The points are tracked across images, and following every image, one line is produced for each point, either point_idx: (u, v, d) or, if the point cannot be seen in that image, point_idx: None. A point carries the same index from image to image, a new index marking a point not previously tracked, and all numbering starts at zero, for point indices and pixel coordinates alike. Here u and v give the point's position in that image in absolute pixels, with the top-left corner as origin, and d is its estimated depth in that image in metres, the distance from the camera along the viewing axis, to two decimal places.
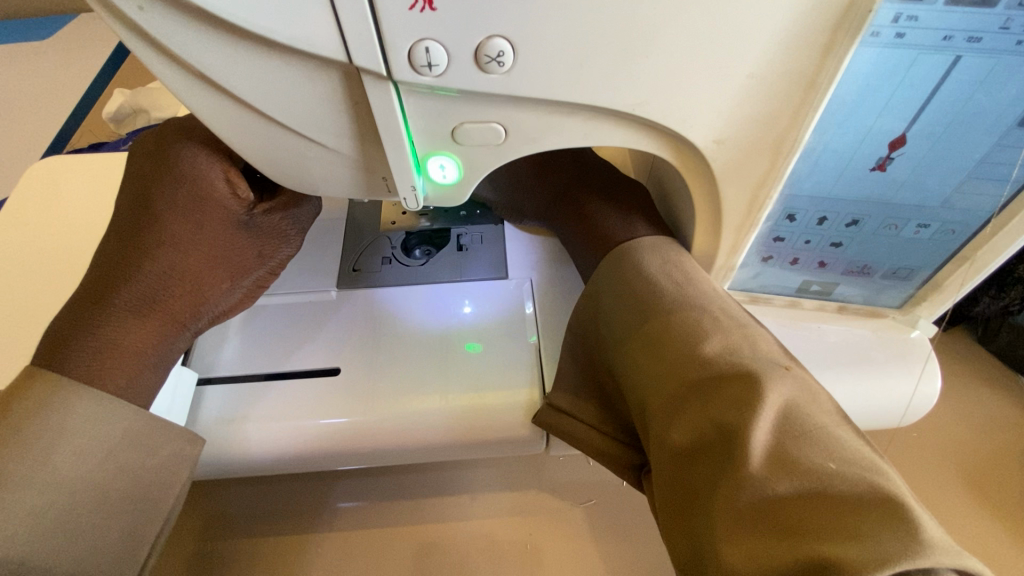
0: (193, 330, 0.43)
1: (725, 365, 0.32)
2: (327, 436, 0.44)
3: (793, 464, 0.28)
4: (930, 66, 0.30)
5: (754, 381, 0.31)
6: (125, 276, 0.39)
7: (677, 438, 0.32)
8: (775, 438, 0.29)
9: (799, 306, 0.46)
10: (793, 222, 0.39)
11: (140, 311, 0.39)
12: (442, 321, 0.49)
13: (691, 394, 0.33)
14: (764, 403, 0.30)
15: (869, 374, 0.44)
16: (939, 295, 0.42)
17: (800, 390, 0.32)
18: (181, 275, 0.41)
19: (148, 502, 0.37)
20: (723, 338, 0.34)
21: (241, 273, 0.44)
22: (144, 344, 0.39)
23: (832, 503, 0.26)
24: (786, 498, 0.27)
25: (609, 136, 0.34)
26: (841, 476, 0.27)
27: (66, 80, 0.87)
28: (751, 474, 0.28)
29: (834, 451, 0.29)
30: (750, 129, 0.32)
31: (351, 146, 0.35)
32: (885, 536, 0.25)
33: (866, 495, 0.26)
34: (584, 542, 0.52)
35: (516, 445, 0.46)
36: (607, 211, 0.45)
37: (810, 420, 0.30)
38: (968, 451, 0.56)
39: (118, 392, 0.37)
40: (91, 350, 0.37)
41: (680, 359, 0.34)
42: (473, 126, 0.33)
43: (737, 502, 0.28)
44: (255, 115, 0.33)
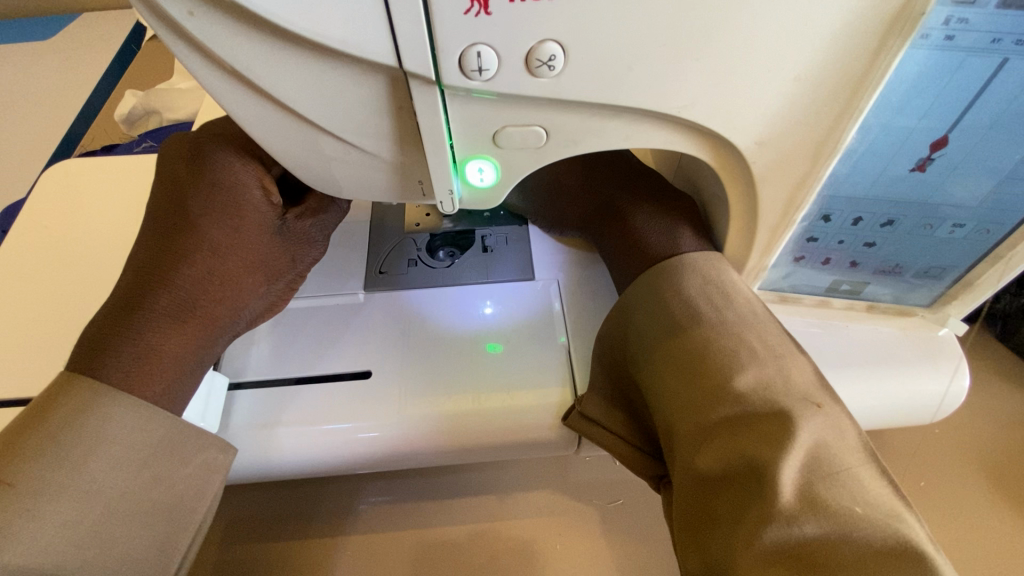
0: (230, 334, 0.42)
1: (757, 402, 0.33)
2: (341, 441, 0.43)
3: (819, 506, 0.29)
4: (977, 69, 0.30)
5: (788, 420, 0.31)
6: (162, 283, 0.38)
7: (704, 466, 0.32)
8: (804, 478, 0.30)
9: (829, 305, 0.47)
10: (829, 223, 0.39)
11: (178, 318, 0.38)
12: (471, 325, 0.49)
13: (721, 425, 0.33)
14: (796, 443, 0.30)
15: (899, 373, 0.44)
16: (970, 294, 0.42)
17: (831, 428, 0.32)
18: (217, 281, 0.40)
19: (180, 512, 0.36)
20: (759, 369, 0.34)
21: (271, 279, 0.44)
22: (182, 351, 0.38)
23: (854, 549, 0.27)
24: (810, 540, 0.28)
25: (650, 139, 0.34)
26: (865, 521, 0.28)
27: (76, 81, 0.86)
28: (779, 513, 0.28)
29: (859, 494, 0.29)
30: (793, 131, 0.32)
31: (390, 150, 0.35)
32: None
33: (886, 543, 0.27)
34: (613, 542, 0.52)
35: (548, 446, 0.46)
36: (652, 224, 0.44)
37: (837, 460, 0.31)
38: (991, 447, 0.56)
39: (154, 401, 0.36)
40: (128, 359, 0.36)
41: (713, 388, 0.34)
42: (516, 130, 0.32)
43: (762, 538, 0.28)
44: (296, 120, 0.33)
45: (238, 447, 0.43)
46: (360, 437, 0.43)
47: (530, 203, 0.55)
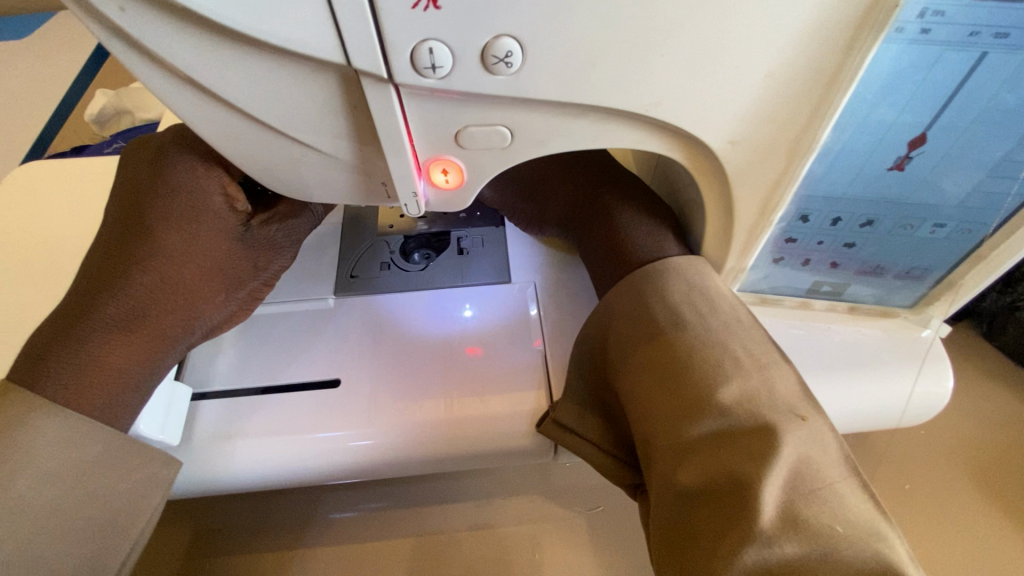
0: (185, 345, 0.41)
1: (742, 415, 0.31)
2: (321, 452, 0.42)
3: (801, 526, 0.27)
4: (955, 63, 0.28)
5: (771, 434, 0.30)
6: (115, 291, 0.37)
7: (685, 480, 0.31)
8: (787, 496, 0.28)
9: (810, 307, 0.45)
10: (807, 223, 0.38)
11: (127, 329, 0.37)
12: (445, 330, 0.48)
13: (704, 439, 0.31)
14: (781, 460, 0.29)
15: (880, 376, 0.43)
16: (952, 295, 0.41)
17: (816, 444, 0.31)
18: (171, 290, 0.39)
19: (116, 529, 0.34)
20: (743, 380, 0.33)
21: (233, 289, 0.42)
22: (130, 364, 0.37)
23: (837, 572, 0.26)
24: (791, 560, 0.26)
25: (619, 138, 0.32)
26: (847, 542, 0.27)
27: (48, 80, 0.84)
28: (759, 531, 0.27)
29: (841, 512, 0.28)
30: (766, 129, 0.31)
31: (349, 151, 0.33)
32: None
33: (870, 567, 0.26)
34: (594, 550, 0.51)
35: (523, 454, 0.45)
36: (638, 226, 0.43)
37: (821, 477, 0.29)
38: (977, 448, 0.55)
39: (96, 416, 0.36)
40: (71, 371, 0.35)
41: (694, 398, 0.33)
42: (478, 130, 0.31)
43: (741, 557, 0.27)
44: (246, 120, 0.31)
45: (201, 460, 0.42)
46: (353, 445, 0.42)
47: (505, 197, 0.52)
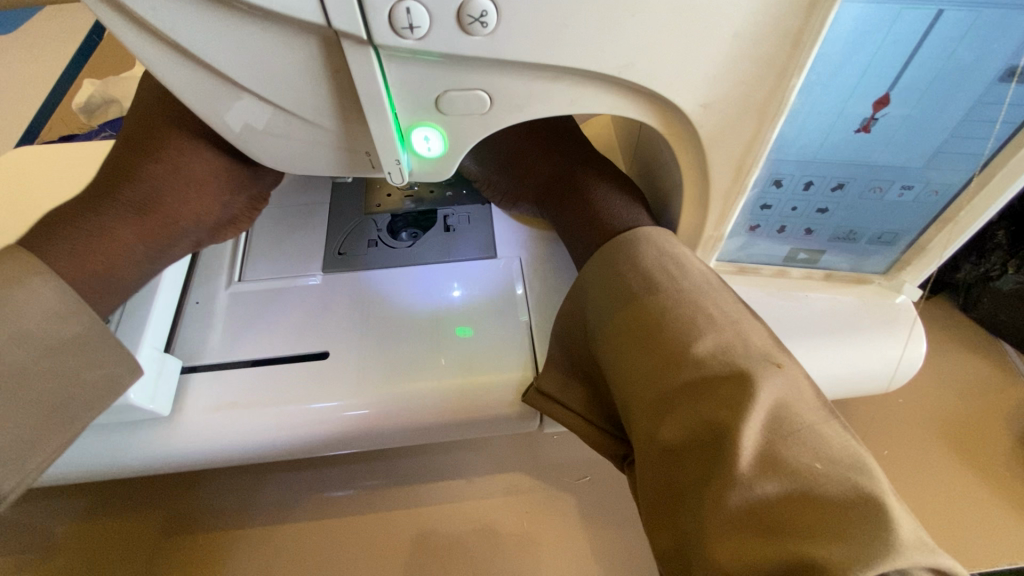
0: (191, 239, 0.42)
1: (718, 366, 0.32)
2: (314, 420, 0.43)
3: (780, 465, 0.29)
4: (913, 21, 0.30)
5: (745, 381, 0.31)
6: (130, 176, 0.39)
7: (668, 435, 0.32)
8: (764, 439, 0.30)
9: (787, 276, 0.47)
10: (781, 188, 0.39)
11: (137, 210, 0.39)
12: (431, 304, 0.49)
13: (683, 392, 0.33)
14: (756, 404, 0.30)
15: (856, 340, 0.45)
16: (924, 259, 0.43)
17: (791, 388, 0.32)
18: (180, 180, 0.40)
19: (65, 415, 0.34)
20: (717, 332, 0.34)
21: (236, 189, 0.43)
22: (136, 243, 0.38)
23: (817, 506, 0.27)
24: (772, 500, 0.28)
25: (595, 103, 0.33)
26: (825, 476, 0.28)
27: (35, 73, 0.84)
28: (739, 477, 0.28)
29: (819, 451, 0.29)
30: (736, 91, 0.32)
31: (333, 119, 0.34)
32: (866, 537, 0.25)
33: (848, 497, 0.27)
34: (582, 518, 0.52)
35: (511, 422, 0.46)
36: (609, 199, 0.45)
37: (797, 418, 0.30)
38: (952, 414, 0.57)
39: (81, 291, 0.36)
40: (75, 239, 0.36)
41: (670, 357, 0.34)
42: (458, 94, 0.32)
43: (727, 505, 0.28)
44: (231, 86, 0.32)
45: (192, 431, 0.42)
46: (347, 415, 0.43)
47: (488, 171, 0.53)
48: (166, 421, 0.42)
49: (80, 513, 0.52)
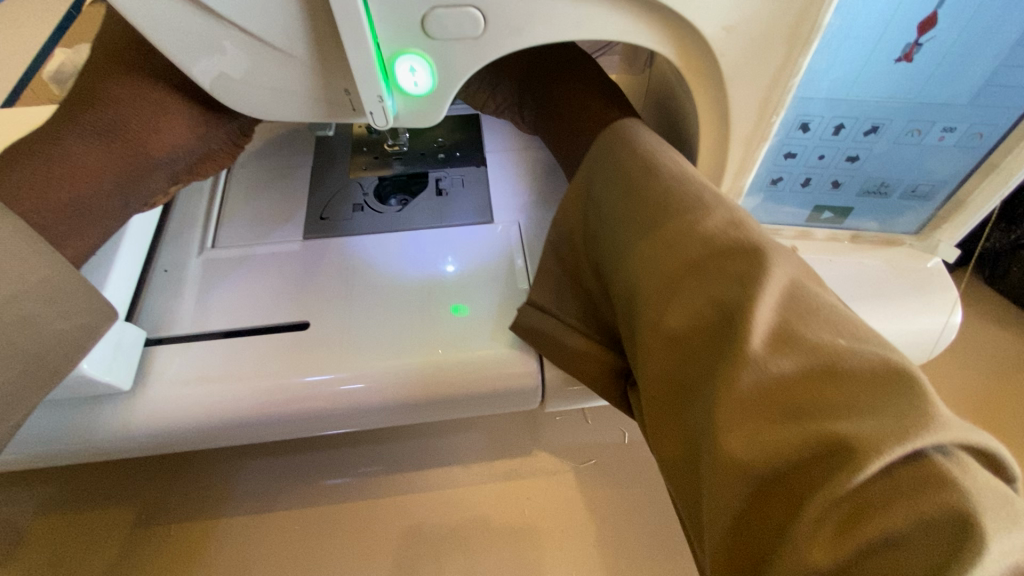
0: (166, 175, 0.37)
1: (729, 241, 0.28)
2: (311, 395, 0.39)
3: (798, 342, 0.23)
4: None
5: (757, 257, 0.26)
6: (98, 97, 0.34)
7: (673, 322, 0.28)
8: (780, 315, 0.24)
9: (810, 237, 0.43)
10: (808, 133, 0.36)
11: (105, 139, 0.34)
12: (421, 272, 0.45)
13: (688, 273, 0.28)
14: (770, 278, 0.25)
15: (886, 306, 0.41)
16: (962, 215, 0.39)
17: (807, 272, 0.27)
18: (151, 106, 0.35)
19: (44, 363, 0.31)
20: (728, 211, 0.30)
21: (215, 121, 0.37)
22: (108, 175, 0.34)
23: (843, 381, 0.22)
24: (790, 380, 0.23)
25: (603, 27, 0.29)
26: (852, 351, 0.22)
27: (6, 47, 0.80)
28: (750, 354, 0.23)
29: (848, 330, 0.24)
30: (764, 10, 0.28)
31: (307, 47, 0.30)
32: (902, 410, 0.20)
33: (880, 370, 0.21)
34: (588, 505, 0.48)
35: (510, 399, 0.42)
36: (623, 117, 0.40)
37: (818, 299, 0.25)
38: (982, 390, 0.53)
39: (48, 227, 0.32)
40: (35, 166, 0.32)
41: (675, 241, 0.29)
42: (447, 12, 0.28)
43: (737, 387, 0.23)
44: (188, 7, 0.28)
45: (157, 409, 0.38)
46: (345, 389, 0.39)
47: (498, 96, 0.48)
48: (124, 398, 0.38)
49: (42, 506, 0.48)
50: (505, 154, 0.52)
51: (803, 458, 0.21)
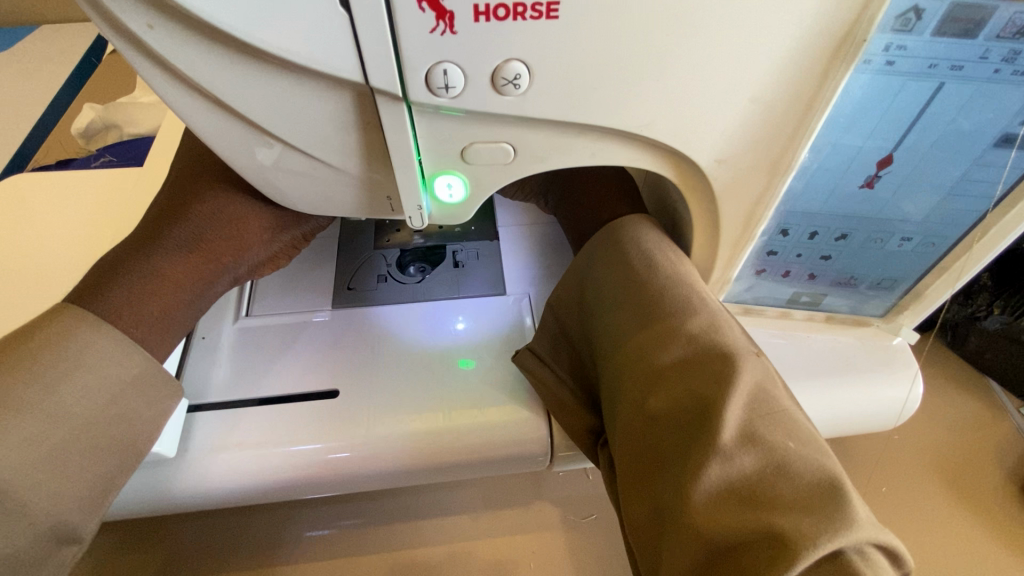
0: (228, 277, 0.42)
1: (709, 342, 0.33)
2: (314, 463, 0.42)
3: (758, 441, 0.28)
4: (916, 92, 0.31)
5: (733, 358, 0.31)
6: (178, 217, 0.39)
7: (654, 404, 0.32)
8: (746, 416, 0.29)
9: (790, 316, 0.48)
10: (787, 237, 0.41)
11: (183, 251, 0.39)
12: (441, 340, 0.49)
13: (673, 365, 0.33)
14: (741, 383, 0.30)
15: (852, 380, 0.47)
16: (920, 305, 0.44)
17: (768, 377, 0.32)
18: (225, 223, 0.40)
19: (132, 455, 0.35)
20: (710, 313, 0.35)
21: (277, 231, 0.42)
22: (184, 281, 0.39)
23: (792, 481, 0.27)
24: (750, 473, 0.27)
25: (615, 156, 0.34)
26: (797, 456, 0.28)
27: (31, 95, 0.83)
28: (721, 446, 0.28)
29: (795, 433, 0.29)
30: (751, 147, 0.33)
31: (357, 165, 0.34)
32: (835, 514, 0.25)
33: (819, 476, 0.27)
34: (588, 558, 0.51)
35: (521, 461, 0.46)
36: (627, 212, 0.44)
37: (775, 403, 0.30)
38: (947, 451, 0.58)
39: (141, 339, 0.36)
40: (130, 281, 0.37)
41: (665, 332, 0.34)
42: (484, 146, 0.33)
43: (708, 473, 0.28)
44: (262, 134, 0.32)
45: (197, 472, 0.41)
46: (333, 457, 0.42)
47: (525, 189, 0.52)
48: (173, 463, 0.41)
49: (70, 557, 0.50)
50: (515, 229, 0.57)
51: (749, 541, 0.25)
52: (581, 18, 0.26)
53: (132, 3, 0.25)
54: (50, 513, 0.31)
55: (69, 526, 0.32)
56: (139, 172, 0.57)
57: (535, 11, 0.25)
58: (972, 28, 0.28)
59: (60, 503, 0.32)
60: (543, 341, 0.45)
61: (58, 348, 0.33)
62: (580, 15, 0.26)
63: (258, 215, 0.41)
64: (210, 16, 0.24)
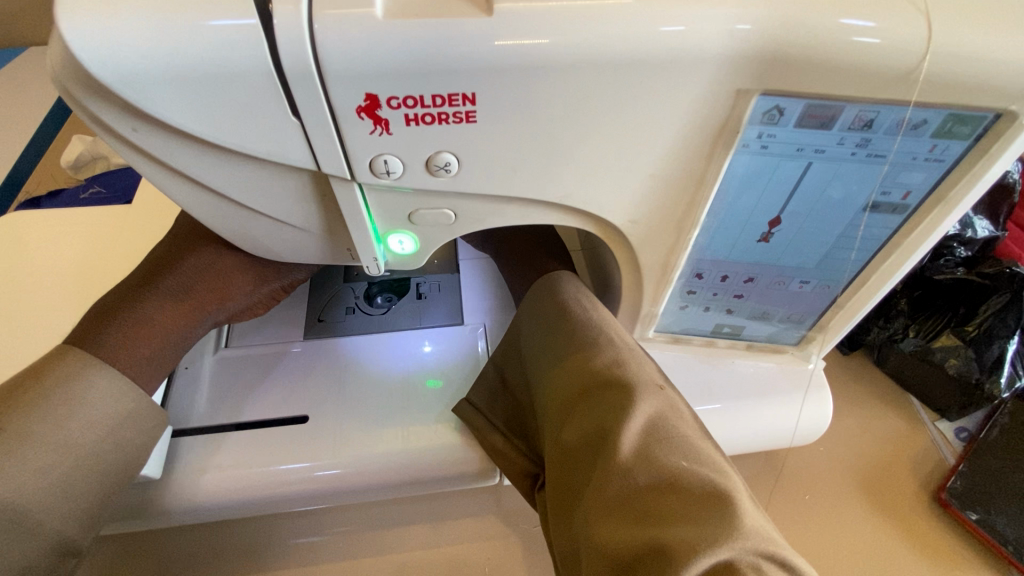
0: (210, 321, 0.47)
1: (615, 377, 0.39)
2: (287, 480, 0.47)
3: (652, 462, 0.34)
4: (790, 169, 0.37)
5: (633, 393, 0.38)
6: (172, 268, 0.45)
7: (570, 437, 0.39)
8: (643, 442, 0.36)
9: (715, 345, 0.54)
10: (702, 279, 0.47)
11: (173, 298, 0.44)
12: (404, 366, 0.54)
13: (585, 400, 0.39)
14: (638, 414, 0.36)
15: (763, 402, 0.54)
16: (826, 334, 0.51)
17: (668, 406, 0.38)
18: (213, 274, 0.45)
19: (126, 477, 0.40)
20: (617, 351, 0.41)
21: (259, 282, 0.47)
22: (171, 324, 0.44)
23: (680, 495, 0.33)
24: (646, 491, 0.33)
25: (542, 218, 0.40)
26: (687, 473, 0.34)
27: (15, 124, 0.86)
28: (618, 469, 0.34)
29: (688, 453, 0.35)
30: (657, 212, 0.39)
31: (319, 226, 0.39)
32: (714, 523, 0.31)
33: (705, 489, 0.33)
34: (537, 561, 0.57)
35: (472, 477, 0.51)
36: (559, 270, 0.50)
37: (672, 429, 0.37)
38: (866, 461, 0.64)
39: (134, 376, 0.41)
40: (122, 325, 0.41)
41: (581, 372, 0.40)
42: (427, 212, 0.38)
43: (608, 494, 0.34)
44: (232, 204, 0.37)
45: (182, 492, 0.46)
46: (319, 474, 0.48)
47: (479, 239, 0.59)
48: (160, 484, 0.46)
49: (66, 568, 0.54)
50: (474, 262, 0.62)
51: (643, 553, 0.31)
52: (496, 120, 0.31)
53: (118, 112, 0.30)
54: (54, 528, 0.36)
55: (70, 539, 0.37)
56: (127, 209, 0.62)
57: (457, 116, 0.31)
58: (827, 122, 0.34)
59: (63, 520, 0.37)
60: (489, 373, 0.51)
61: (68, 387, 0.38)
62: (494, 118, 0.31)
63: (244, 268, 0.46)
64: (182, 125, 0.29)
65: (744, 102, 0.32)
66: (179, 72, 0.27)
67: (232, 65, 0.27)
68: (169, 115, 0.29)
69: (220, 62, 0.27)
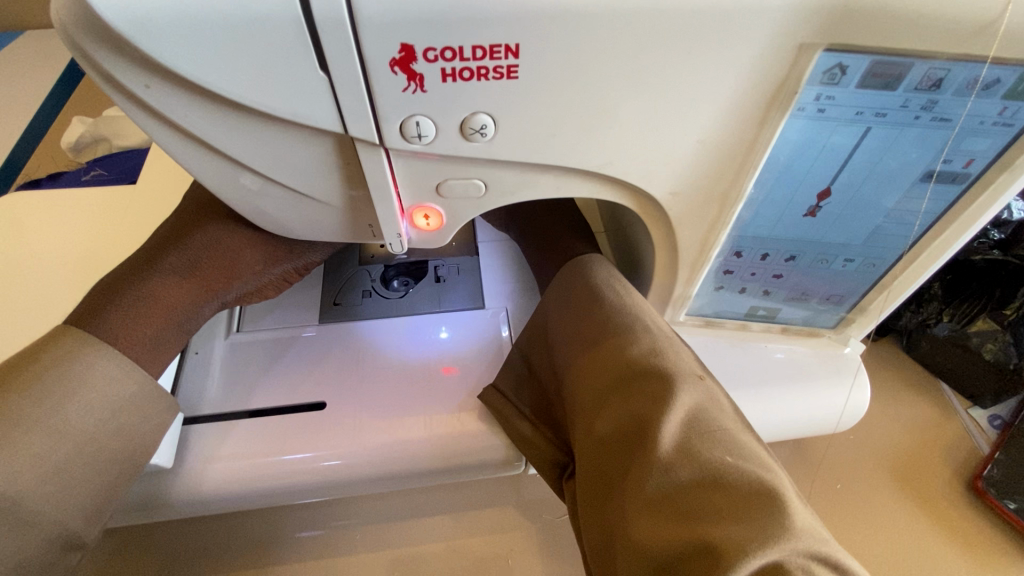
0: (220, 301, 0.44)
1: (651, 366, 0.37)
2: (303, 470, 0.45)
3: (694, 456, 0.32)
4: (847, 135, 0.34)
5: (671, 381, 0.35)
6: (180, 244, 0.42)
7: (604, 428, 0.37)
8: (683, 435, 0.33)
9: (748, 329, 0.52)
10: (741, 258, 0.44)
11: (180, 276, 0.42)
12: (423, 352, 0.52)
13: (620, 390, 0.37)
14: (677, 405, 0.34)
15: (797, 388, 0.51)
16: (867, 317, 0.48)
17: (708, 397, 0.36)
18: (222, 252, 0.42)
19: (131, 465, 0.38)
20: (653, 338, 0.39)
21: (270, 262, 0.45)
22: (178, 304, 0.41)
23: (724, 492, 0.30)
24: (688, 487, 0.31)
25: (578, 189, 0.37)
26: (732, 468, 0.32)
27: (15, 106, 0.83)
28: (658, 463, 0.32)
29: (731, 448, 0.33)
30: (701, 183, 0.37)
31: (341, 199, 0.37)
32: (763, 522, 0.29)
33: (752, 486, 0.30)
34: (559, 554, 0.55)
35: (493, 466, 0.49)
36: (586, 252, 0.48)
37: (714, 422, 0.34)
38: (896, 449, 0.62)
39: (137, 358, 0.39)
40: (126, 304, 0.39)
41: (614, 361, 0.38)
42: (458, 182, 0.36)
43: (647, 488, 0.32)
44: (251, 174, 0.35)
45: (194, 481, 0.44)
46: (329, 464, 0.45)
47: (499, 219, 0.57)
48: (171, 473, 0.44)
49: None
50: (495, 244, 0.60)
51: (686, 552, 0.29)
52: (538, 77, 0.29)
53: (130, 67, 0.28)
54: (55, 521, 0.34)
55: (72, 533, 0.35)
56: (134, 190, 0.59)
57: (496, 72, 0.28)
58: (891, 82, 0.31)
59: (65, 513, 0.35)
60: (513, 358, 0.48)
61: (64, 369, 0.35)
62: (536, 75, 0.29)
63: (254, 246, 0.43)
64: (199, 79, 0.27)
65: (805, 58, 0.30)
66: (195, 18, 0.25)
67: (255, 11, 0.25)
68: (184, 68, 0.26)
69: (244, 8, 0.25)
